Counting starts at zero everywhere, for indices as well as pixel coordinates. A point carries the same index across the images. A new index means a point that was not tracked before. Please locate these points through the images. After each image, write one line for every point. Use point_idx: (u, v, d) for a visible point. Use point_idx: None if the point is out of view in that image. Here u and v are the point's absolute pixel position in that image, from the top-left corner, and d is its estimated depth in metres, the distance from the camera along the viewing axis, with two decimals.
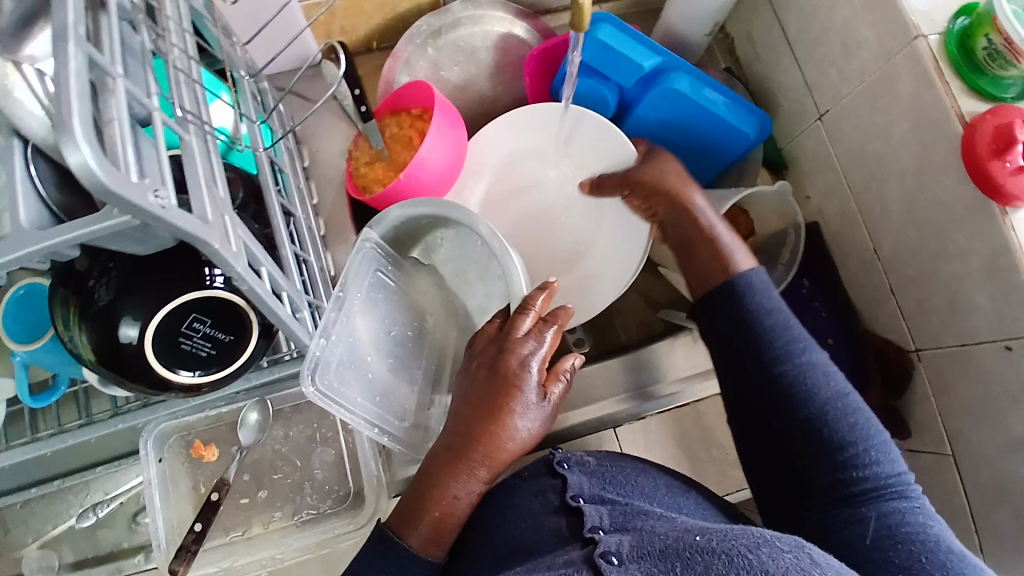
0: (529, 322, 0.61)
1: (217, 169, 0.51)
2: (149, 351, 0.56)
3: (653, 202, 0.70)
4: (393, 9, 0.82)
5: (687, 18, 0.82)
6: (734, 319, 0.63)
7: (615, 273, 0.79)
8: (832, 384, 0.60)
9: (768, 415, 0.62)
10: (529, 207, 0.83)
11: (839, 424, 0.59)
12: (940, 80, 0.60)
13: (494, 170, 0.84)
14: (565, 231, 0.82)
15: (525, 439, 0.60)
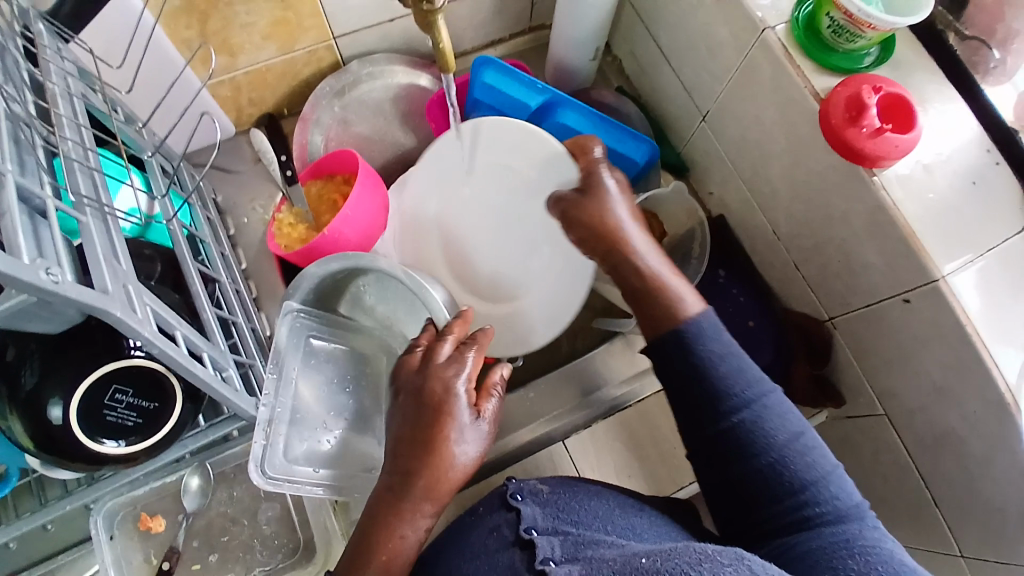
0: (449, 347, 0.63)
1: (118, 245, 0.54)
2: (73, 422, 0.57)
3: (590, 246, 0.64)
4: (296, 77, 0.87)
5: (569, 46, 0.87)
6: (687, 368, 0.58)
7: (556, 309, 0.79)
8: (789, 424, 0.56)
9: (728, 460, 0.57)
10: (467, 240, 0.84)
11: (800, 466, 0.55)
12: (792, 63, 0.65)
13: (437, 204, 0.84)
14: (506, 263, 0.82)
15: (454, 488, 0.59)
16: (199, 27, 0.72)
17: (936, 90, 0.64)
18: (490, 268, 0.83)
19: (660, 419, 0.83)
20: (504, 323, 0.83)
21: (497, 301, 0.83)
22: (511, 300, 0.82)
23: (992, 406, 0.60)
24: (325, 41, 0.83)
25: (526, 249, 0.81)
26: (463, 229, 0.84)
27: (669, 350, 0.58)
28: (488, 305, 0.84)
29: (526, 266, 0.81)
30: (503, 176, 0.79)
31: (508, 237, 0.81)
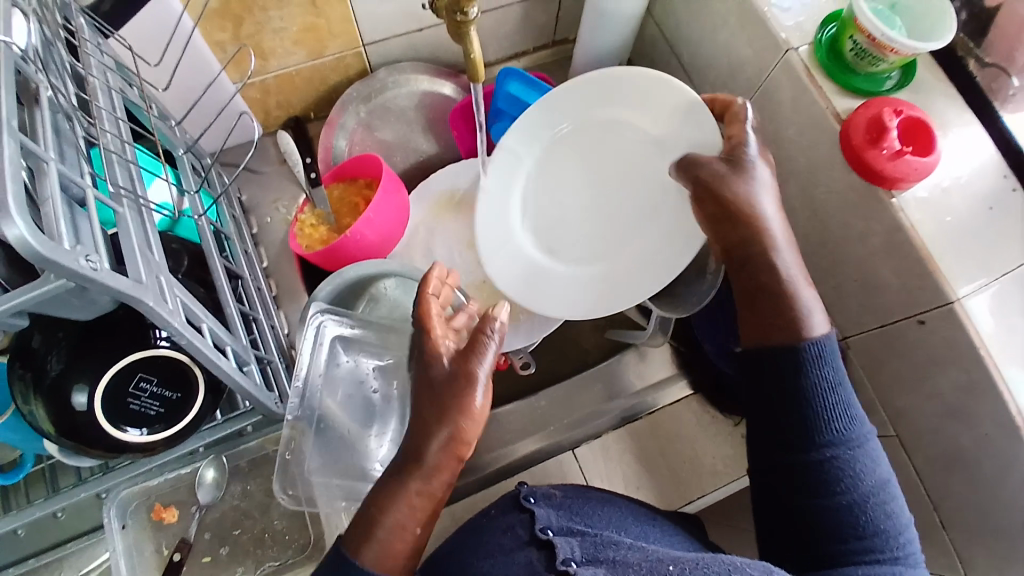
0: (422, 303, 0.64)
1: (151, 237, 0.56)
2: (97, 409, 0.58)
3: (726, 231, 0.61)
4: (324, 82, 0.89)
5: (593, 61, 0.89)
6: (794, 392, 0.58)
7: (588, 297, 0.78)
8: (879, 472, 0.57)
9: (805, 488, 0.57)
10: (533, 194, 0.81)
11: (875, 514, 0.56)
12: (813, 83, 0.66)
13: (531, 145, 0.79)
14: (582, 234, 0.79)
15: (446, 488, 0.58)
16: (234, 30, 0.74)
17: (955, 114, 0.65)
18: (541, 224, 0.81)
19: (671, 432, 0.83)
20: (526, 278, 0.80)
21: (534, 256, 0.80)
22: (546, 258, 0.80)
23: (1005, 428, 0.60)
24: (354, 48, 0.85)
25: (603, 226, 0.78)
26: (545, 178, 0.80)
27: (769, 369, 0.59)
28: (519, 258, 0.80)
29: (586, 238, 0.79)
30: (626, 143, 0.76)
31: (585, 205, 0.79)
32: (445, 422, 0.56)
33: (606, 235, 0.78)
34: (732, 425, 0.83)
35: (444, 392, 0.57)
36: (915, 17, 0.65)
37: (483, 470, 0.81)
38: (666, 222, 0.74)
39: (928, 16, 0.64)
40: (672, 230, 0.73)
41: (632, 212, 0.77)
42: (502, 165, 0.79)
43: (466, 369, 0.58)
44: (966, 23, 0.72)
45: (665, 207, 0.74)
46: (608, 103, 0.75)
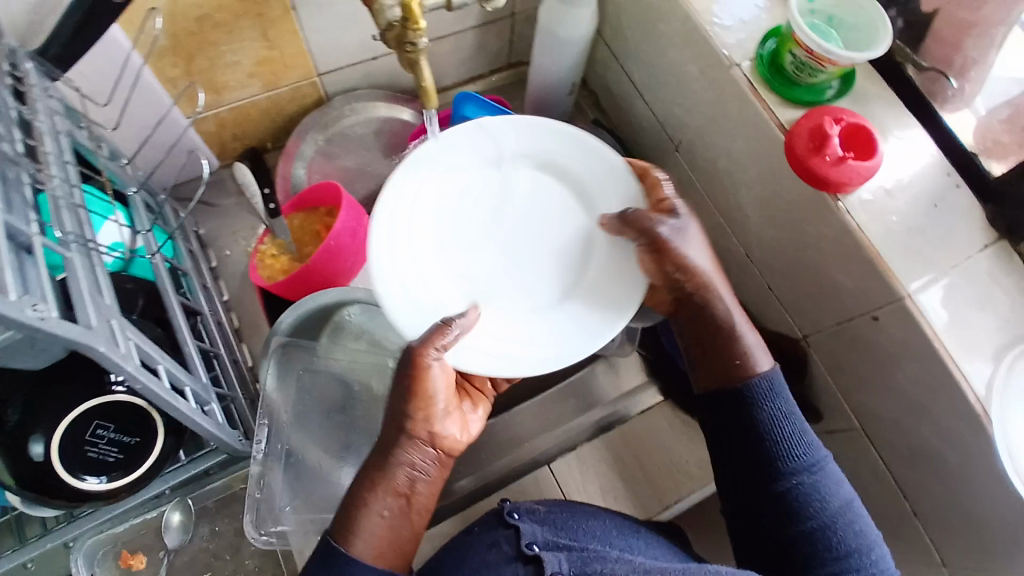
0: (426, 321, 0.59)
1: (101, 280, 0.55)
2: (53, 457, 0.57)
3: (673, 277, 0.61)
4: (280, 113, 0.89)
5: (547, 82, 0.91)
6: (751, 426, 0.60)
7: (519, 350, 0.64)
8: (843, 493, 0.59)
9: (773, 516, 0.59)
10: (452, 223, 0.66)
11: (843, 535, 0.58)
12: (757, 96, 0.69)
13: (458, 173, 0.67)
14: (483, 281, 0.66)
15: (417, 477, 0.57)
16: (186, 65, 0.73)
17: (894, 118, 0.68)
18: (455, 262, 0.66)
19: (645, 440, 0.84)
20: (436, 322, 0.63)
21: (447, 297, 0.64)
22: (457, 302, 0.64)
23: (962, 416, 0.62)
24: (309, 79, 0.85)
25: (508, 274, 0.66)
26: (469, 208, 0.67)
27: (727, 405, 0.62)
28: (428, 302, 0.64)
29: (511, 282, 0.66)
30: (555, 195, 0.68)
31: (508, 241, 0.67)
32: (397, 405, 0.57)
33: (529, 283, 0.66)
34: None
35: (400, 377, 0.57)
36: (851, 29, 0.68)
37: (460, 491, 0.80)
38: (592, 286, 0.66)
39: (860, 30, 0.68)
40: (597, 295, 0.66)
41: (556, 269, 0.67)
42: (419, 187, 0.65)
43: (410, 354, 0.56)
44: (904, 30, 0.75)
45: (593, 270, 0.66)
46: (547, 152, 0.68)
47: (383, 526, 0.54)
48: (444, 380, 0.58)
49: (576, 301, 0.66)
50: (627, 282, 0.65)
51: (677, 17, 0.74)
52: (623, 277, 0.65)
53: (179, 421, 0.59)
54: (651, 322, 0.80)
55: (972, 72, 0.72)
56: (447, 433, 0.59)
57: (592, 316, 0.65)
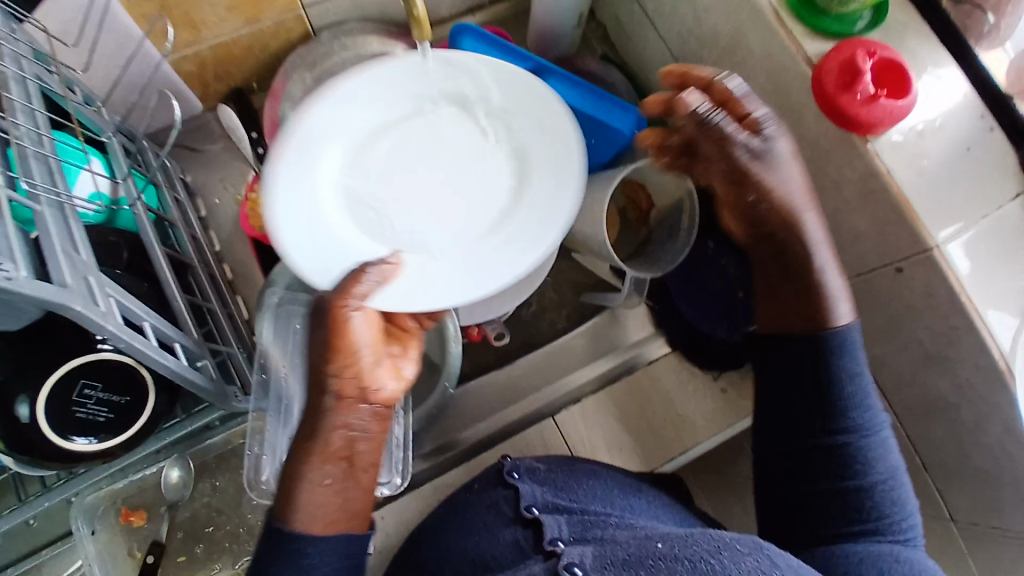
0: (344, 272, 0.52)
1: (77, 235, 0.52)
2: (40, 420, 0.55)
3: (751, 197, 0.59)
4: (264, 49, 0.83)
5: (552, 13, 0.84)
6: (810, 378, 0.59)
7: (451, 285, 0.65)
8: (891, 461, 0.57)
9: (812, 468, 0.58)
10: (359, 170, 0.59)
11: (882, 499, 0.56)
12: (782, 28, 0.62)
13: (354, 116, 0.57)
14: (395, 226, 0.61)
15: (355, 437, 0.54)
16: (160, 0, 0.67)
17: (929, 53, 0.62)
18: (368, 208, 0.61)
19: (650, 394, 0.81)
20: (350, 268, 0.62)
21: (365, 242, 0.62)
22: (378, 244, 0.62)
23: (985, 371, 0.59)
24: (294, 11, 0.78)
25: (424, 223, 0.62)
26: (375, 153, 0.59)
27: (790, 356, 0.60)
28: (338, 248, 0.61)
29: (428, 229, 0.62)
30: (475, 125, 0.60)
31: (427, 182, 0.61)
32: (320, 365, 0.53)
33: (449, 227, 0.63)
34: (712, 379, 0.82)
35: (317, 335, 0.52)
36: None
37: (464, 442, 0.79)
38: (522, 213, 0.64)
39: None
40: (526, 225, 0.64)
41: (484, 201, 0.63)
42: (311, 143, 0.56)
43: (327, 307, 0.52)
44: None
45: (525, 197, 0.63)
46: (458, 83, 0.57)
47: (331, 494, 0.53)
48: (368, 330, 0.53)
49: (502, 232, 0.64)
50: (556, 214, 0.63)
51: None
52: (555, 205, 0.63)
53: (169, 378, 0.57)
54: (659, 271, 0.77)
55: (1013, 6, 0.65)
56: (382, 386, 0.55)
57: (523, 245, 0.65)
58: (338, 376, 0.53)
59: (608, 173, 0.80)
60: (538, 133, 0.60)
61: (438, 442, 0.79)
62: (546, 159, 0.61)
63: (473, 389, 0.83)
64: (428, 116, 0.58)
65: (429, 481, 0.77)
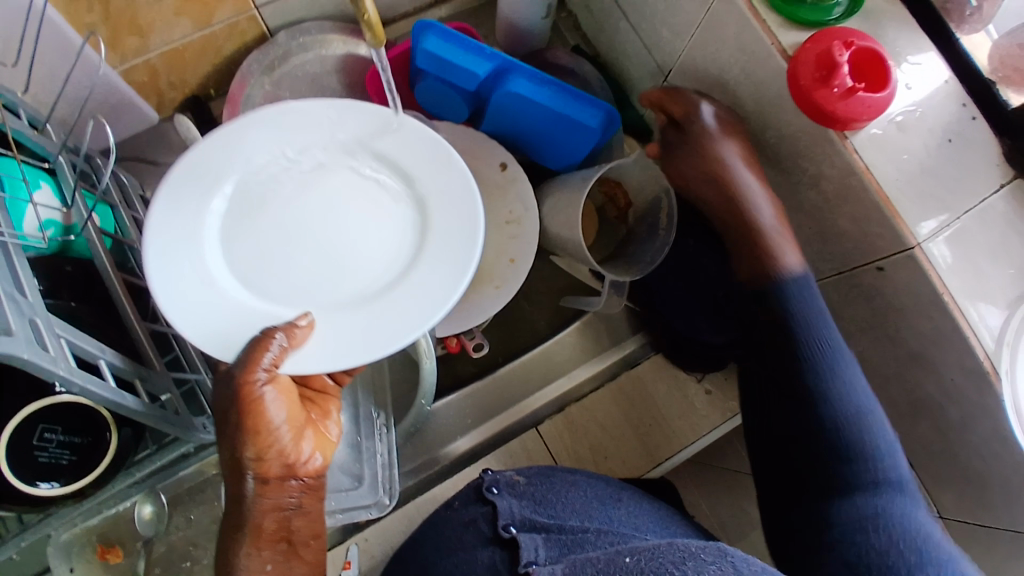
0: (256, 350, 0.49)
1: (22, 277, 0.49)
2: (2, 463, 0.52)
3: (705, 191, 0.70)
4: (219, 53, 0.79)
5: (518, 4, 0.80)
6: (778, 331, 0.63)
7: (344, 350, 0.53)
8: (871, 421, 0.60)
9: (789, 422, 0.62)
10: (239, 221, 0.55)
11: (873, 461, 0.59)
12: (756, 18, 0.59)
13: (224, 162, 0.54)
14: (284, 284, 0.55)
15: (289, 515, 0.53)
16: (101, 7, 0.64)
17: (910, 41, 0.59)
18: (246, 264, 0.55)
19: (634, 399, 0.81)
20: (248, 339, 0.53)
21: (237, 300, 0.53)
22: (264, 305, 0.54)
23: (970, 371, 0.58)
24: (246, 11, 0.74)
25: (318, 278, 0.55)
26: (258, 202, 0.55)
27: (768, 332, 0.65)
28: (221, 312, 0.53)
29: (327, 285, 0.55)
30: (375, 173, 0.57)
31: (320, 229, 0.56)
32: (232, 450, 0.50)
33: (353, 279, 0.55)
34: (696, 381, 0.82)
35: (227, 417, 0.50)
36: None
37: (450, 455, 0.79)
38: (425, 265, 0.56)
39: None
40: (435, 265, 0.55)
41: (386, 249, 0.56)
42: (182, 187, 0.53)
43: (234, 387, 0.49)
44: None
45: (427, 245, 0.56)
46: (356, 133, 0.56)
47: None
48: (282, 405, 0.52)
49: (409, 278, 0.55)
50: (459, 259, 0.55)
51: None
52: (457, 253, 0.55)
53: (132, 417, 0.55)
54: (638, 274, 0.76)
55: None
56: (307, 457, 0.55)
57: (430, 292, 0.55)
58: (257, 458, 0.51)
59: (584, 173, 0.78)
60: (436, 177, 0.56)
61: (424, 456, 0.78)
62: (447, 203, 0.56)
63: (452, 403, 0.80)
64: (320, 167, 0.56)
65: (416, 498, 0.76)
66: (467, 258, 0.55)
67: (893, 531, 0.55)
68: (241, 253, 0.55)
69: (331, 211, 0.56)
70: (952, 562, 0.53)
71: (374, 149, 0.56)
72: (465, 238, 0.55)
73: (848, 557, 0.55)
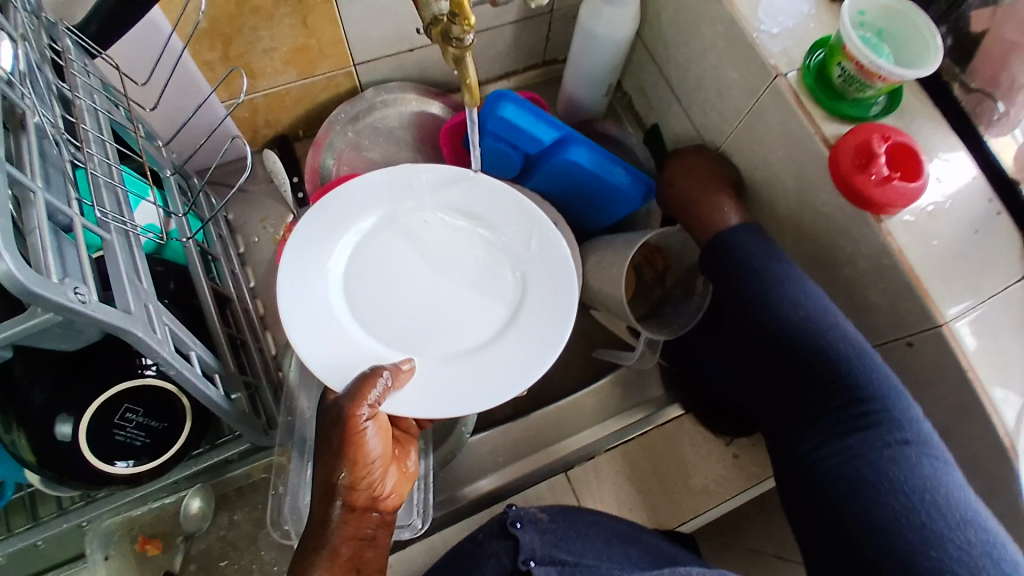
0: (366, 386, 0.55)
1: (139, 265, 0.54)
2: (81, 441, 0.57)
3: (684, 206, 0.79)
4: (313, 101, 0.88)
5: (580, 83, 0.89)
6: (736, 273, 0.67)
7: (439, 396, 0.61)
8: (850, 339, 0.60)
9: (772, 363, 0.64)
10: (366, 264, 0.65)
11: (882, 424, 0.57)
12: (802, 110, 0.66)
13: (357, 214, 0.65)
14: (399, 325, 0.64)
15: (364, 546, 0.54)
16: (223, 49, 0.72)
17: (942, 139, 0.66)
18: (365, 302, 0.64)
19: (662, 453, 0.83)
20: (356, 371, 0.61)
21: (359, 337, 0.62)
22: (374, 343, 0.63)
23: (991, 446, 0.62)
24: (345, 68, 0.84)
25: (429, 322, 0.64)
26: (383, 251, 0.66)
27: (752, 292, 0.65)
28: (346, 348, 0.62)
29: (437, 330, 0.64)
30: (486, 240, 0.67)
31: (433, 283, 0.66)
32: (328, 474, 0.54)
33: (460, 328, 0.65)
34: (724, 444, 0.84)
35: (330, 440, 0.54)
36: (904, 45, 0.65)
37: (474, 493, 0.81)
38: (523, 324, 0.64)
39: (914, 42, 0.64)
40: (533, 322, 0.64)
41: (486, 308, 0.65)
42: (324, 226, 0.64)
43: (341, 416, 0.54)
44: (951, 49, 0.72)
45: (523, 312, 0.65)
46: (477, 203, 0.67)
47: None
48: (378, 440, 0.56)
49: (509, 333, 0.64)
50: (555, 321, 0.64)
51: (720, 22, 0.73)
52: (548, 323, 0.64)
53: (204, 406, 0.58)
54: (674, 332, 0.80)
55: (1019, 97, 0.70)
56: (388, 492, 0.58)
57: (528, 348, 0.63)
58: (350, 487, 0.54)
59: (628, 235, 0.84)
60: (539, 250, 0.66)
61: (450, 491, 0.80)
62: (546, 276, 0.65)
63: (487, 438, 0.84)
64: (441, 228, 0.66)
65: (440, 531, 0.78)
66: (563, 317, 0.64)
67: (900, 499, 0.54)
68: (366, 295, 0.64)
69: (445, 268, 0.66)
70: (958, 528, 0.52)
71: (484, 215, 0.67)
72: (560, 300, 0.64)
73: (860, 520, 0.55)
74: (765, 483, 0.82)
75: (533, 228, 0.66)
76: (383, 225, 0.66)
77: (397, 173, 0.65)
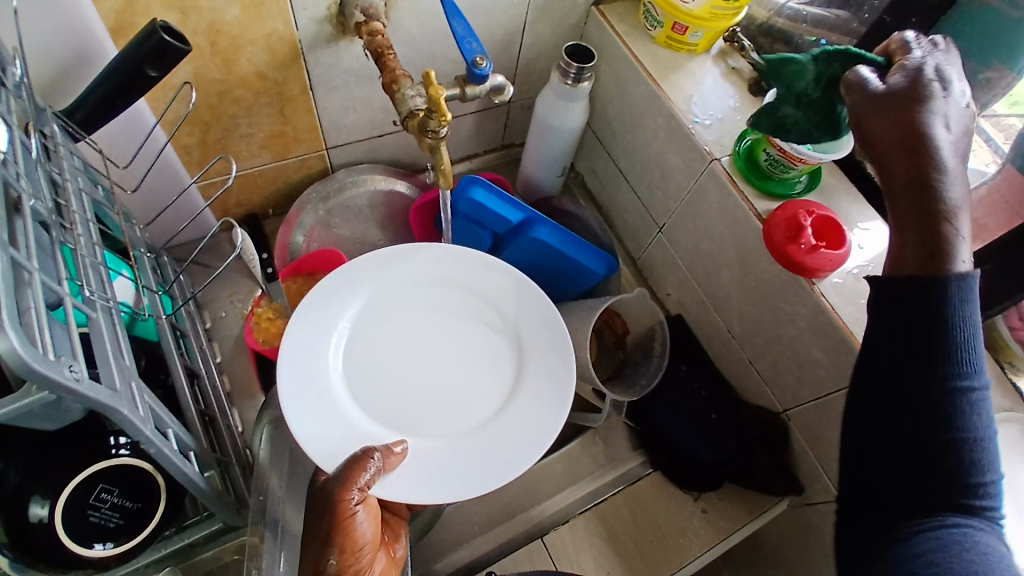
0: (361, 466, 0.56)
1: (122, 343, 0.55)
2: (57, 520, 0.57)
3: (895, 146, 0.52)
4: (285, 182, 0.92)
5: (538, 165, 0.97)
6: (915, 300, 0.50)
7: (431, 478, 0.63)
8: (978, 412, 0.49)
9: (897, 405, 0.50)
10: (366, 343, 0.69)
11: (990, 530, 0.47)
12: (736, 189, 0.75)
13: (358, 293, 0.70)
14: (396, 402, 0.67)
15: None
16: (201, 134, 0.76)
17: (859, 210, 0.76)
18: (362, 382, 0.67)
19: (634, 512, 0.85)
20: (348, 453, 0.63)
21: (351, 415, 0.65)
22: (367, 424, 0.65)
23: None
24: (318, 151, 0.89)
25: (425, 398, 0.67)
26: (378, 326, 0.70)
27: (901, 332, 0.50)
28: (341, 426, 0.64)
29: (434, 407, 0.67)
30: (485, 321, 0.72)
31: (429, 362, 0.69)
32: (315, 562, 0.52)
33: (458, 403, 0.68)
34: (693, 500, 0.87)
35: (320, 521, 0.54)
36: None
37: (448, 566, 0.80)
38: (519, 403, 0.68)
39: None
40: (529, 399, 0.68)
41: (481, 389, 0.69)
42: (323, 306, 0.68)
43: (330, 501, 0.54)
44: None
45: (517, 395, 0.69)
46: (478, 283, 0.73)
47: None
48: (369, 525, 0.55)
49: (507, 410, 0.68)
50: (551, 396, 0.68)
51: (661, 114, 0.82)
52: (542, 407, 0.68)
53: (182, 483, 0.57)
54: (638, 394, 0.85)
55: None
56: None
57: (524, 424, 0.67)
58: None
59: (592, 301, 0.89)
60: (535, 326, 0.71)
61: (425, 566, 0.79)
62: (539, 355, 0.70)
63: (463, 507, 0.84)
64: (438, 309, 0.72)
65: None
66: (558, 393, 0.68)
67: None
68: (366, 370, 0.68)
69: (441, 346, 0.70)
70: None
71: (483, 295, 0.73)
72: (554, 378, 0.69)
73: None
74: (737, 536, 0.85)
75: (527, 307, 0.72)
76: (382, 303, 0.71)
77: (399, 255, 0.72)
